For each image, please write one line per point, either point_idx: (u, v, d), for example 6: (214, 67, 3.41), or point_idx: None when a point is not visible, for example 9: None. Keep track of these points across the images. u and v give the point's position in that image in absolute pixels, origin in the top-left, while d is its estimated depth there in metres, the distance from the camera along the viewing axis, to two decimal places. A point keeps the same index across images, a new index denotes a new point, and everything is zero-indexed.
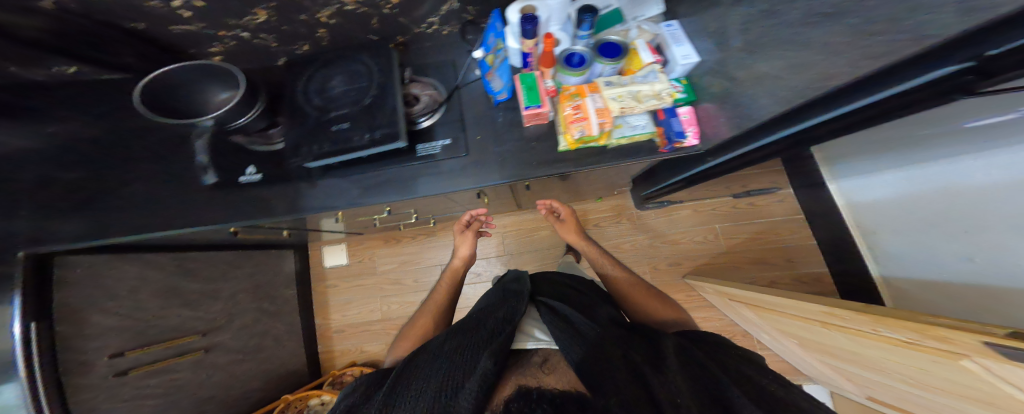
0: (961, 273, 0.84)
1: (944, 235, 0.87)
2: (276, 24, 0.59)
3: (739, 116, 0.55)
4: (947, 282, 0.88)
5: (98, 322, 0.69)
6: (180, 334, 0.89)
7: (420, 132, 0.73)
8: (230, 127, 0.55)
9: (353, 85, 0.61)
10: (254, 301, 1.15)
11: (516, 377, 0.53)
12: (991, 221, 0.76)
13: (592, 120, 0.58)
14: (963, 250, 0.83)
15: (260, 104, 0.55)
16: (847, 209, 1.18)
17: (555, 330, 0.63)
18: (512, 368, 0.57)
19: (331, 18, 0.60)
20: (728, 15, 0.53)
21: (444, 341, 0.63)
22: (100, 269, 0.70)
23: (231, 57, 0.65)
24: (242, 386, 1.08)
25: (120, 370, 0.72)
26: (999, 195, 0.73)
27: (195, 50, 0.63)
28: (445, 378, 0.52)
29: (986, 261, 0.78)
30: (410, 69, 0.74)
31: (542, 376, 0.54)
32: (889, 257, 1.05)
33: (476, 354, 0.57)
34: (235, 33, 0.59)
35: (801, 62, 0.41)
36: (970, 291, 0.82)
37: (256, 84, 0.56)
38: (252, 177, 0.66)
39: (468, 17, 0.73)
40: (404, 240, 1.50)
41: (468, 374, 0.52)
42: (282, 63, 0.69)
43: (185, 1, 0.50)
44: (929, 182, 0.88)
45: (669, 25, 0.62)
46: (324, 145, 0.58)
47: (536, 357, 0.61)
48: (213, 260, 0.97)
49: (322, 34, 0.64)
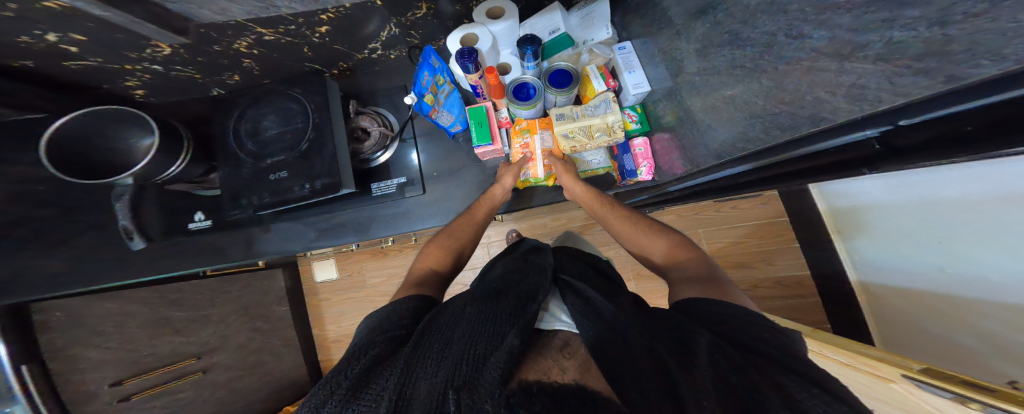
0: (947, 287, 0.74)
1: (919, 243, 0.77)
2: (188, 56, 0.55)
3: (696, 145, 0.51)
4: (923, 291, 0.79)
5: (89, 357, 0.69)
6: (177, 359, 0.89)
7: (377, 167, 0.76)
8: (163, 177, 0.56)
9: (287, 127, 0.61)
10: (246, 321, 1.13)
11: (535, 359, 0.35)
12: (965, 232, 0.67)
13: (537, 162, 0.68)
14: (934, 259, 0.75)
15: (186, 151, 0.55)
16: (828, 214, 1.03)
17: (580, 308, 0.45)
18: (532, 347, 0.38)
19: (251, 48, 0.57)
20: (682, 34, 0.47)
21: (452, 314, 0.45)
22: (82, 310, 0.68)
23: (155, 90, 0.62)
24: (246, 399, 1.09)
25: (124, 396, 0.75)
26: (988, 212, 0.61)
27: (108, 85, 0.57)
28: (458, 360, 0.34)
29: (961, 273, 0.70)
30: (355, 100, 0.74)
31: (563, 359, 0.36)
32: (870, 263, 0.93)
33: (492, 330, 0.39)
34: (146, 65, 0.54)
35: (737, 104, 0.40)
36: (962, 307, 0.71)
37: (173, 125, 0.55)
38: (201, 223, 0.69)
39: (415, 41, 0.72)
40: (391, 253, 1.49)
41: (487, 355, 0.34)
42: (214, 93, 0.68)
43: (62, 35, 0.43)
44: (906, 190, 0.76)
45: (622, 47, 0.64)
46: (264, 195, 0.60)
47: (558, 338, 0.41)
48: (198, 288, 0.96)
49: (249, 63, 0.61)
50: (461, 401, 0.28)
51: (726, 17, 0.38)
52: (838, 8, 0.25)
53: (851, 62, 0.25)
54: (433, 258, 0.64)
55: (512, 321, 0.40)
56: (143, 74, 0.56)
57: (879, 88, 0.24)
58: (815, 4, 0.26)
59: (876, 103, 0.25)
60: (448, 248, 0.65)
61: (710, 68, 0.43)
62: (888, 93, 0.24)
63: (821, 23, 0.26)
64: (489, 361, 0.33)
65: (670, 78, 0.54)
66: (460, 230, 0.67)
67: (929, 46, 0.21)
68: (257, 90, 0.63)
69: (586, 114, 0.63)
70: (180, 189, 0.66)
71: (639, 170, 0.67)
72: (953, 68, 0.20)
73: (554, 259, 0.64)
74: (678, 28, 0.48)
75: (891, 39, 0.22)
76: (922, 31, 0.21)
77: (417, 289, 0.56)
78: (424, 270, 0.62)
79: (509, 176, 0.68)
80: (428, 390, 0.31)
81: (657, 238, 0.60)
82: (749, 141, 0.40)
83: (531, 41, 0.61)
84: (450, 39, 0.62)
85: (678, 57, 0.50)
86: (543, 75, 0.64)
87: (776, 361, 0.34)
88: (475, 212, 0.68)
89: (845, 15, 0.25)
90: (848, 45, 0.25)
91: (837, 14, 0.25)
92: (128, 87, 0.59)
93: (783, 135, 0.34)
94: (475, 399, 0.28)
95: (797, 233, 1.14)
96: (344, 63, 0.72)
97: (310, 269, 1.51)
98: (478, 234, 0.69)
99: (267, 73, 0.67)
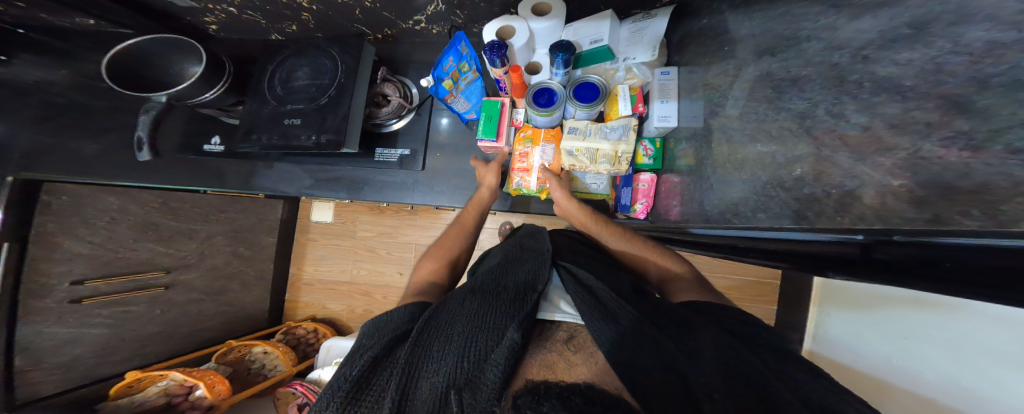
0: (861, 376, 0.79)
1: (884, 334, 0.74)
2: (259, 4, 0.63)
3: (702, 192, 0.54)
4: (844, 368, 0.84)
5: (70, 248, 0.75)
6: (146, 269, 0.92)
7: (388, 133, 0.78)
8: (196, 101, 0.59)
9: (314, 81, 0.64)
10: (229, 245, 1.16)
11: (537, 352, 0.38)
12: (911, 349, 0.67)
13: (531, 174, 0.71)
14: (888, 349, 0.73)
15: (224, 81, 0.59)
16: (816, 285, 1.01)
17: (581, 295, 0.47)
18: (534, 339, 0.41)
19: (312, 4, 0.63)
20: (743, 70, 0.45)
21: (453, 306, 0.46)
22: (86, 199, 0.76)
23: (225, 27, 0.71)
24: (195, 323, 1.10)
25: (76, 297, 0.78)
26: (942, 343, 0.61)
27: (189, 18, 0.68)
28: (460, 354, 0.37)
29: (905, 368, 0.68)
30: (386, 67, 0.77)
31: (569, 352, 0.38)
32: (818, 334, 0.96)
33: (493, 322, 0.41)
34: (223, 8, 0.64)
35: (754, 165, 0.41)
36: (862, 391, 0.78)
37: (221, 58, 0.60)
38: (215, 147, 0.77)
39: (459, 20, 0.71)
40: (388, 212, 1.43)
41: (488, 351, 0.37)
42: (273, 38, 0.74)
43: None
44: (888, 297, 0.73)
45: (664, 72, 0.64)
46: (272, 136, 0.63)
47: (562, 330, 0.43)
48: (197, 202, 1.02)
49: (307, 18, 0.67)
50: (463, 401, 0.32)
51: (778, 69, 0.37)
52: (897, 92, 0.24)
53: (867, 163, 0.26)
54: (428, 270, 0.64)
55: (513, 315, 0.42)
56: (217, 14, 0.66)
57: (872, 204, 0.25)
58: (875, 81, 0.25)
59: (859, 220, 0.26)
60: (440, 258, 0.66)
61: (745, 118, 0.43)
62: (875, 214, 0.25)
63: (867, 106, 0.26)
64: (491, 357, 0.36)
65: (702, 119, 0.56)
66: (452, 241, 0.70)
67: (940, 174, 0.21)
68: (299, 44, 0.68)
69: (600, 136, 0.65)
70: (214, 112, 0.71)
71: (635, 207, 0.73)
72: (943, 209, 0.21)
73: (553, 244, 0.65)
74: (735, 65, 0.47)
75: (919, 150, 0.22)
76: (950, 153, 0.20)
77: (419, 298, 0.56)
78: (422, 282, 0.62)
79: (491, 175, 0.71)
80: (429, 391, 0.34)
81: (658, 255, 0.62)
82: (743, 205, 0.43)
83: (564, 48, 0.60)
84: (486, 29, 0.64)
85: (716, 100, 0.52)
86: (569, 85, 0.65)
87: (779, 364, 0.34)
88: (464, 218, 0.72)
89: (899, 102, 0.24)
90: (875, 143, 0.25)
91: (893, 100, 0.24)
92: (204, 22, 0.69)
93: (772, 212, 0.37)
94: (477, 398, 0.32)
95: (783, 295, 1.16)
96: (389, 30, 0.74)
97: (309, 207, 1.48)
98: (469, 241, 0.71)
99: (322, 30, 0.72)
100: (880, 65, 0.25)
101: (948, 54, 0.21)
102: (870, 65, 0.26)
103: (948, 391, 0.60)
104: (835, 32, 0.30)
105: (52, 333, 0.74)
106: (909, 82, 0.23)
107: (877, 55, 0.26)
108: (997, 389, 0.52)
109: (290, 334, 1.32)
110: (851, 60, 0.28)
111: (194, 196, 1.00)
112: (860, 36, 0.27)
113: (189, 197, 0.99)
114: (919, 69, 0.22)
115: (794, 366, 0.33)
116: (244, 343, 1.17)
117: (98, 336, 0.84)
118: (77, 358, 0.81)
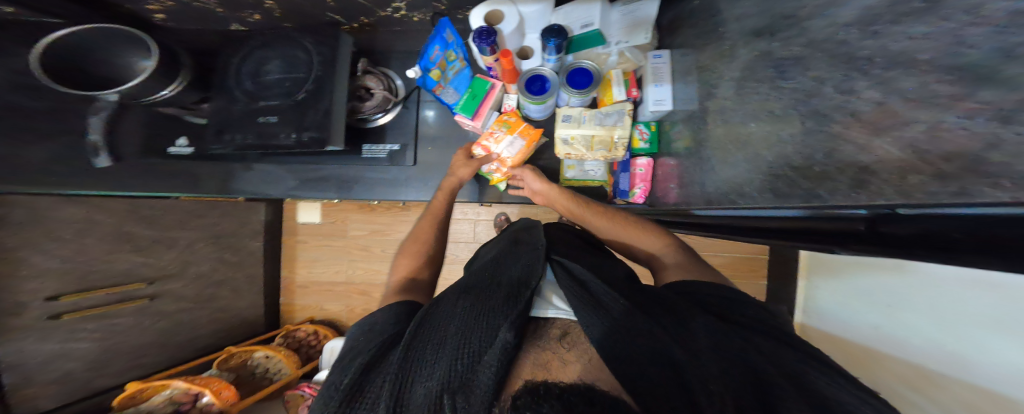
0: (853, 343, 0.80)
1: (872, 302, 0.75)
2: None
3: (701, 174, 0.54)
4: (838, 336, 0.85)
5: (37, 263, 0.71)
6: (127, 281, 0.89)
7: (376, 128, 0.75)
8: (151, 99, 0.55)
9: (289, 74, 0.60)
10: (214, 252, 1.12)
11: (532, 352, 0.37)
12: (899, 317, 0.68)
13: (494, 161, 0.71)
14: (876, 317, 0.74)
15: (181, 76, 0.56)
16: (805, 257, 1.02)
17: (573, 290, 0.45)
18: (527, 339, 0.40)
19: None
20: (738, 47, 0.44)
21: (445, 308, 0.45)
22: (47, 211, 0.71)
23: (171, 14, 0.65)
24: (189, 332, 1.07)
25: (54, 313, 0.74)
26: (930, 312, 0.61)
27: (130, 5, 0.62)
28: (453, 358, 0.35)
29: (894, 334, 0.70)
30: (366, 58, 0.73)
31: (563, 350, 0.37)
32: (810, 305, 0.97)
33: (485, 324, 0.40)
34: None
35: (758, 144, 0.39)
36: (854, 357, 0.79)
37: (175, 49, 0.56)
38: (182, 149, 0.72)
39: (442, 6, 0.68)
40: (379, 209, 1.40)
41: (482, 352, 0.36)
42: (232, 29, 0.70)
43: None
44: (876, 268, 0.73)
45: (658, 55, 0.62)
46: (248, 135, 0.60)
47: (556, 327, 0.42)
48: (174, 209, 0.97)
49: (271, 6, 0.62)
50: (456, 405, 0.30)
51: (780, 45, 0.36)
52: (913, 67, 0.23)
53: (883, 139, 0.25)
54: (405, 269, 0.60)
55: (506, 313, 0.41)
56: (162, 2, 0.61)
57: (890, 181, 0.24)
58: (888, 57, 0.24)
59: (875, 196, 0.25)
60: (416, 253, 0.62)
61: (742, 99, 0.42)
62: (893, 192, 0.24)
63: (882, 82, 0.25)
64: (484, 358, 0.35)
65: (698, 101, 0.54)
66: (425, 232, 0.65)
67: (964, 149, 0.20)
68: (266, 34, 0.64)
69: (594, 122, 0.63)
70: (177, 112, 0.66)
71: (634, 191, 0.73)
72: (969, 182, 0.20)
73: (547, 238, 0.63)
74: (728, 45, 0.46)
75: (940, 123, 0.21)
76: (977, 124, 0.19)
77: (403, 297, 0.53)
78: (400, 281, 0.58)
79: (467, 167, 0.69)
80: (423, 396, 0.33)
81: (642, 231, 0.60)
82: (746, 188, 0.42)
83: (556, 32, 0.57)
84: (472, 12, 0.60)
85: (712, 81, 0.50)
86: (563, 70, 0.63)
87: (788, 348, 0.33)
88: (435, 207, 0.68)
89: (915, 77, 0.22)
90: (894, 118, 0.24)
91: (907, 74, 0.23)
92: (148, 9, 0.63)
93: (778, 193, 0.36)
94: (472, 401, 0.30)
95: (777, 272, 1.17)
96: (366, 19, 0.70)
97: (295, 209, 1.44)
98: (442, 227, 0.67)
99: (288, 18, 0.67)
100: (893, 40, 0.24)
101: (969, 26, 0.19)
102: (881, 39, 0.25)
103: (934, 354, 0.61)
104: (841, 7, 0.29)
105: (32, 351, 0.71)
106: (926, 56, 0.22)
107: (890, 29, 0.24)
108: (979, 353, 0.53)
109: (290, 338, 1.30)
110: (860, 37, 0.27)
111: (169, 202, 0.96)
112: (871, 9, 0.26)
113: (165, 204, 0.95)
114: (937, 42, 0.21)
115: (809, 350, 0.33)
116: (245, 349, 1.14)
117: (83, 352, 0.81)
118: (67, 373, 0.79)
